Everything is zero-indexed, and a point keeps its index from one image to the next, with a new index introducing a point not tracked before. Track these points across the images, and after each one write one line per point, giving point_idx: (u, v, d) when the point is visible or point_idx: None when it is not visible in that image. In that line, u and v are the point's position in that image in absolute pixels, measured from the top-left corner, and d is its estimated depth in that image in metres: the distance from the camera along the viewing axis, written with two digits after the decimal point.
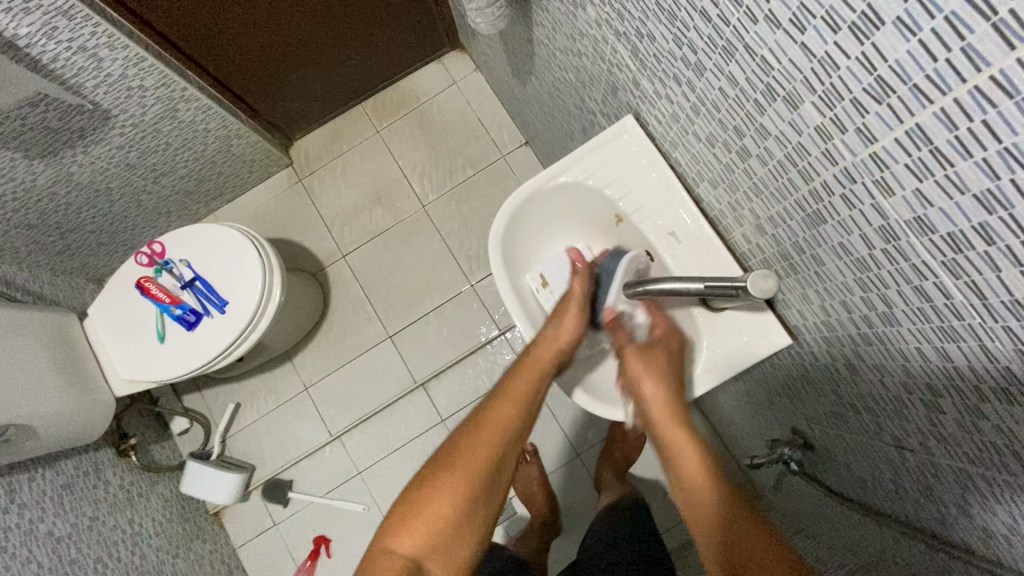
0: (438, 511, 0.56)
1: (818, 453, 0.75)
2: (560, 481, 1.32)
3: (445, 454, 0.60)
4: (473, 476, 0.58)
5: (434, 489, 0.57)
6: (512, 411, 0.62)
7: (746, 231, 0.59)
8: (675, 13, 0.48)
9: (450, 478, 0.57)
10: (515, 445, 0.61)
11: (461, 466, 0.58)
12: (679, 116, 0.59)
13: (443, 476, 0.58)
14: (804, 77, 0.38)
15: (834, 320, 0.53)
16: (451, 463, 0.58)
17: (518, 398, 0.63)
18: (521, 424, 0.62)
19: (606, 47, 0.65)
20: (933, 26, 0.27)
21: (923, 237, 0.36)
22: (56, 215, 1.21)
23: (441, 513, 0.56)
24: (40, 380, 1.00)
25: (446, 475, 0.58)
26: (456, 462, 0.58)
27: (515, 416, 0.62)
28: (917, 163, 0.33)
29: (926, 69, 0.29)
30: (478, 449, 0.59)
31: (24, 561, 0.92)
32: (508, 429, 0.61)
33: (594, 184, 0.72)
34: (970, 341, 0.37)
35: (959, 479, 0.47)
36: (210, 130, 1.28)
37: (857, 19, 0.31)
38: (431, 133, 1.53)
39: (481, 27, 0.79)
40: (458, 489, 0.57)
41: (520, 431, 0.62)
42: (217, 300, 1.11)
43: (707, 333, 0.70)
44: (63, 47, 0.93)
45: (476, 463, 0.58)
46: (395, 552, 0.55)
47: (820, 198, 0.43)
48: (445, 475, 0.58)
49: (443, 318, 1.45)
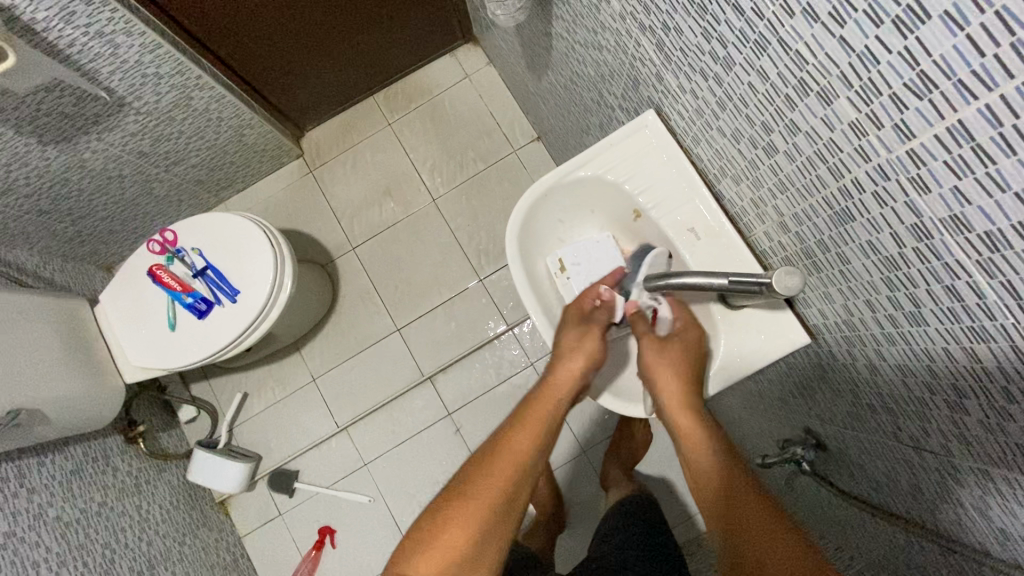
0: (453, 546, 0.56)
1: (831, 454, 0.75)
2: (566, 477, 1.32)
3: (461, 483, 0.59)
4: (490, 509, 0.57)
5: (452, 517, 0.57)
6: (530, 441, 0.61)
7: (769, 229, 0.59)
8: (705, 8, 0.48)
9: (468, 508, 0.57)
10: (536, 466, 0.61)
11: (477, 500, 0.57)
12: (702, 112, 0.58)
13: (458, 509, 0.57)
14: (840, 72, 0.37)
15: (857, 319, 0.52)
16: (466, 497, 0.58)
17: (540, 424, 0.63)
18: (540, 455, 0.62)
19: (628, 41, 0.65)
20: (981, 21, 0.27)
21: (958, 235, 0.35)
22: (67, 201, 1.21)
23: (456, 545, 0.56)
24: (52, 364, 1.00)
25: (462, 507, 0.57)
26: (471, 495, 0.58)
27: (533, 449, 0.61)
28: (956, 160, 0.32)
29: (972, 65, 0.29)
30: (494, 484, 0.58)
31: (33, 544, 0.92)
32: (527, 460, 0.60)
33: (614, 179, 0.72)
34: (1002, 342, 0.37)
35: (979, 481, 0.47)
36: (222, 119, 1.28)
37: (902, 12, 0.31)
38: (442, 126, 1.53)
39: (501, 20, 0.79)
40: (475, 523, 0.56)
41: (539, 460, 0.61)
42: (228, 289, 1.11)
43: (725, 332, 0.69)
44: (80, 32, 0.93)
45: (494, 494, 0.58)
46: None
47: (849, 195, 0.43)
48: (464, 502, 0.57)
49: (451, 312, 1.45)
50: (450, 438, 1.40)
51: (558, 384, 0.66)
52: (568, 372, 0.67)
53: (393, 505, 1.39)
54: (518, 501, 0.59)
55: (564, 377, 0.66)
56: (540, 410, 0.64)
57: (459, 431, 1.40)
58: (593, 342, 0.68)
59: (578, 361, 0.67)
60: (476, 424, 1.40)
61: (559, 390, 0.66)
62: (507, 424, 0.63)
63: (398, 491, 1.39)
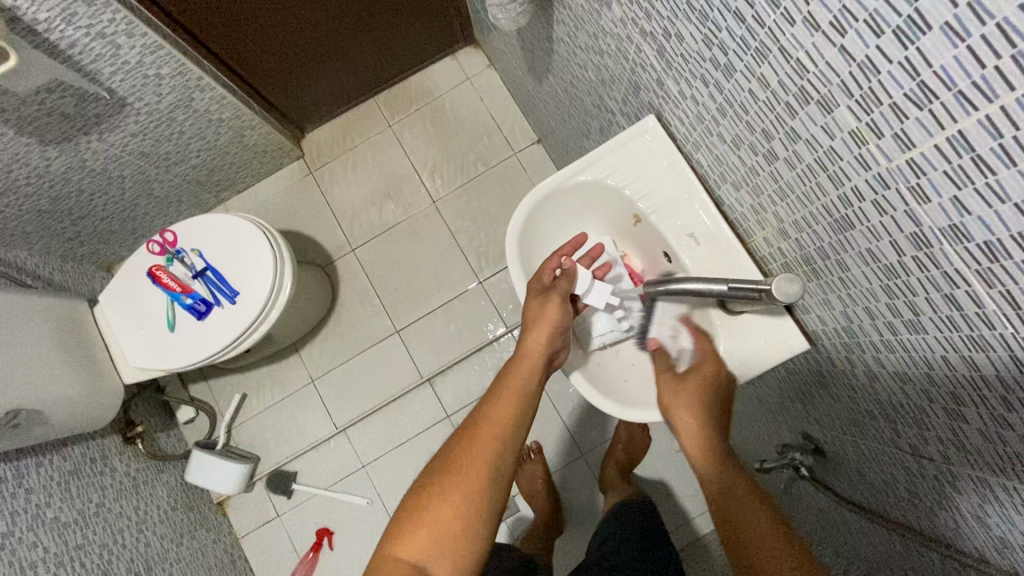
0: (439, 518, 0.56)
1: (829, 459, 0.75)
2: (564, 480, 1.32)
3: (441, 460, 0.60)
4: (473, 479, 0.58)
5: (436, 492, 0.57)
6: (505, 410, 0.63)
7: (769, 235, 0.59)
8: (706, 14, 0.48)
9: (452, 482, 0.58)
10: (515, 435, 0.62)
11: (458, 471, 0.58)
12: (702, 118, 0.58)
13: (442, 484, 0.58)
14: (841, 81, 0.38)
15: (856, 326, 0.52)
16: (448, 470, 0.59)
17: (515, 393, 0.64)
18: (516, 420, 0.63)
19: (629, 46, 0.65)
20: (982, 33, 0.27)
21: (958, 245, 0.35)
22: (67, 201, 1.21)
23: (443, 518, 0.56)
24: (51, 364, 1.00)
25: (445, 480, 0.58)
26: (452, 469, 0.59)
27: (509, 417, 0.62)
28: (956, 170, 0.33)
29: (973, 76, 0.29)
30: (474, 455, 0.59)
31: (31, 545, 0.92)
32: (502, 428, 0.62)
33: (613, 184, 0.72)
34: (1002, 352, 0.37)
35: (978, 489, 0.47)
36: (223, 120, 1.28)
37: (902, 23, 0.31)
38: (442, 128, 1.53)
39: (502, 24, 0.79)
40: (459, 494, 0.57)
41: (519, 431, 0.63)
42: (228, 290, 1.11)
43: (724, 337, 0.70)
44: (81, 33, 0.93)
45: (477, 464, 0.59)
46: (400, 559, 0.55)
47: (849, 203, 0.43)
48: (447, 476, 0.58)
49: (451, 314, 1.45)
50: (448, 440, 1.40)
51: (527, 354, 0.68)
52: (535, 342, 0.69)
53: (391, 507, 1.39)
54: (502, 470, 0.60)
55: (532, 347, 0.68)
56: (511, 380, 0.66)
57: None
58: (553, 309, 0.70)
59: (543, 328, 0.69)
60: None
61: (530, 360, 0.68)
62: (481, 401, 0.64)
63: (397, 493, 1.39)
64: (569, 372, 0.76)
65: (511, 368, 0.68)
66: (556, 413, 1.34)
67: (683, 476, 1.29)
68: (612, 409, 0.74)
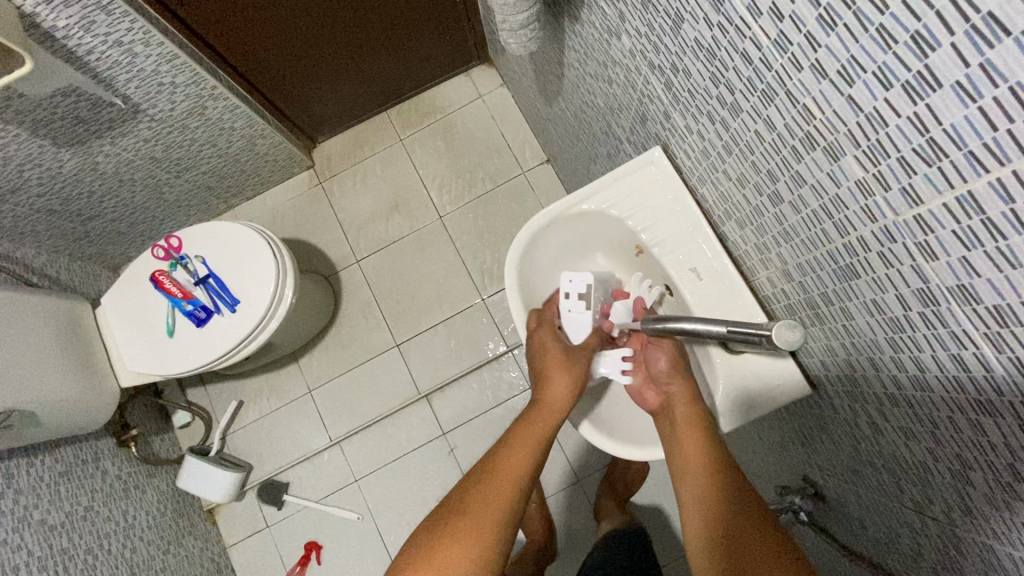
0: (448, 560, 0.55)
1: (830, 506, 0.73)
2: (558, 506, 1.29)
3: (455, 505, 0.59)
4: (485, 523, 0.57)
5: (448, 533, 0.57)
6: (524, 458, 0.62)
7: (772, 275, 0.57)
8: (713, 52, 0.47)
9: (464, 523, 0.57)
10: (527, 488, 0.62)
11: (472, 516, 0.58)
12: (708, 153, 0.57)
13: (456, 523, 0.58)
14: (848, 130, 0.36)
15: (860, 376, 0.51)
16: (463, 511, 0.58)
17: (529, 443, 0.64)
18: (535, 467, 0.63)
19: (637, 77, 0.65)
20: (994, 95, 0.26)
21: (967, 305, 0.34)
22: (78, 202, 1.24)
23: (453, 567, 0.55)
24: (51, 364, 1.01)
25: (460, 522, 0.58)
26: (468, 511, 0.58)
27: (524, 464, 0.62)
28: (966, 231, 0.31)
29: (984, 137, 0.27)
30: (490, 503, 0.59)
31: (14, 548, 0.93)
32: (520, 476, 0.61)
33: (617, 214, 0.71)
34: (1010, 420, 0.35)
35: (984, 556, 0.45)
36: (235, 129, 1.29)
37: (912, 78, 0.30)
38: (453, 145, 1.54)
39: (513, 48, 0.79)
40: (473, 538, 0.57)
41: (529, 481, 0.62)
42: (229, 298, 1.10)
43: (724, 375, 0.67)
44: (99, 40, 0.94)
45: (491, 509, 0.59)
46: None
47: (855, 252, 0.42)
48: (459, 518, 0.58)
49: (451, 331, 1.44)
50: (442, 458, 1.38)
51: (547, 408, 0.67)
52: (556, 393, 0.68)
53: (381, 524, 1.37)
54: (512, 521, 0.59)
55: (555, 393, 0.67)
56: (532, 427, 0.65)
57: (453, 452, 1.38)
58: (560, 345, 0.71)
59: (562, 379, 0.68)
60: (471, 446, 1.38)
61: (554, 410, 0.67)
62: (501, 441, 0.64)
63: (387, 510, 1.38)
64: (589, 435, 0.72)
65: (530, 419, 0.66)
66: None
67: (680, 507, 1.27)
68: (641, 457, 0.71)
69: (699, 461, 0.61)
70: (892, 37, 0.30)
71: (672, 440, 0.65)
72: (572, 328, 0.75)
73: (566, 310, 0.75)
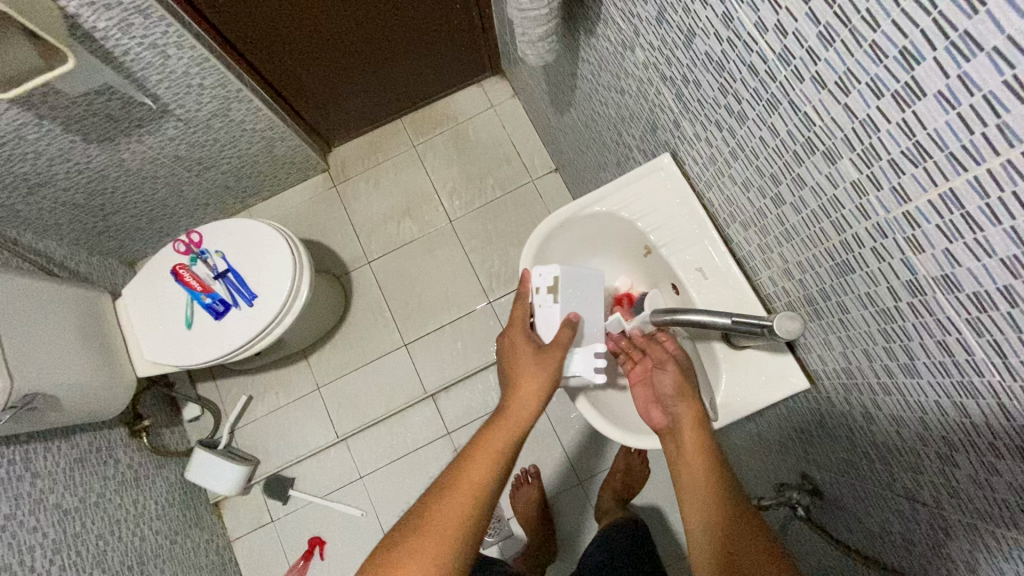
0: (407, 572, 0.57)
1: (827, 501, 0.76)
2: (560, 505, 1.32)
3: (417, 517, 0.61)
4: (445, 537, 0.59)
5: (408, 547, 0.59)
6: (487, 468, 0.64)
7: (773, 274, 0.61)
8: (723, 65, 0.51)
9: (423, 537, 0.59)
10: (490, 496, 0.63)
11: (433, 529, 0.60)
12: (715, 159, 0.62)
13: (415, 536, 0.59)
14: (844, 135, 0.40)
15: (855, 368, 0.54)
16: (423, 524, 0.60)
17: (493, 451, 0.65)
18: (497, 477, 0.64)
19: (650, 88, 0.69)
20: (971, 102, 0.30)
21: (950, 294, 0.38)
22: (102, 198, 1.28)
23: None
24: (74, 351, 1.04)
25: (420, 536, 0.59)
26: (428, 524, 0.60)
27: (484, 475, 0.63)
28: (948, 225, 0.35)
29: (962, 140, 0.31)
30: (450, 515, 0.60)
31: (31, 529, 0.96)
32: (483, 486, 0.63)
33: (628, 216, 0.74)
34: (989, 399, 0.39)
35: (969, 536, 0.48)
36: (256, 131, 1.33)
37: (900, 88, 0.34)
38: (464, 152, 1.58)
39: (530, 59, 0.83)
40: (433, 550, 0.58)
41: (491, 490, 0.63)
42: (246, 293, 1.14)
43: (726, 370, 0.70)
44: (135, 43, 0.98)
45: (450, 522, 0.60)
46: None
47: (850, 248, 0.46)
48: (420, 531, 0.60)
49: (459, 332, 1.47)
50: (446, 457, 1.41)
51: (514, 413, 0.68)
52: (522, 398, 0.69)
53: (385, 521, 1.39)
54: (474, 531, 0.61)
55: (521, 394, 0.69)
56: (499, 432, 0.66)
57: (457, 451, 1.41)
58: (529, 344, 0.72)
59: (527, 381, 0.69)
60: None
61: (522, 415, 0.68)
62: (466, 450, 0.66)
63: (391, 507, 1.40)
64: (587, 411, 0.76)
65: (497, 425, 0.68)
66: (557, 437, 1.35)
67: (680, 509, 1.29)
68: (633, 443, 0.74)
69: (704, 490, 0.62)
70: (883, 52, 0.34)
71: (677, 464, 0.66)
72: (542, 322, 0.75)
73: (538, 303, 0.75)
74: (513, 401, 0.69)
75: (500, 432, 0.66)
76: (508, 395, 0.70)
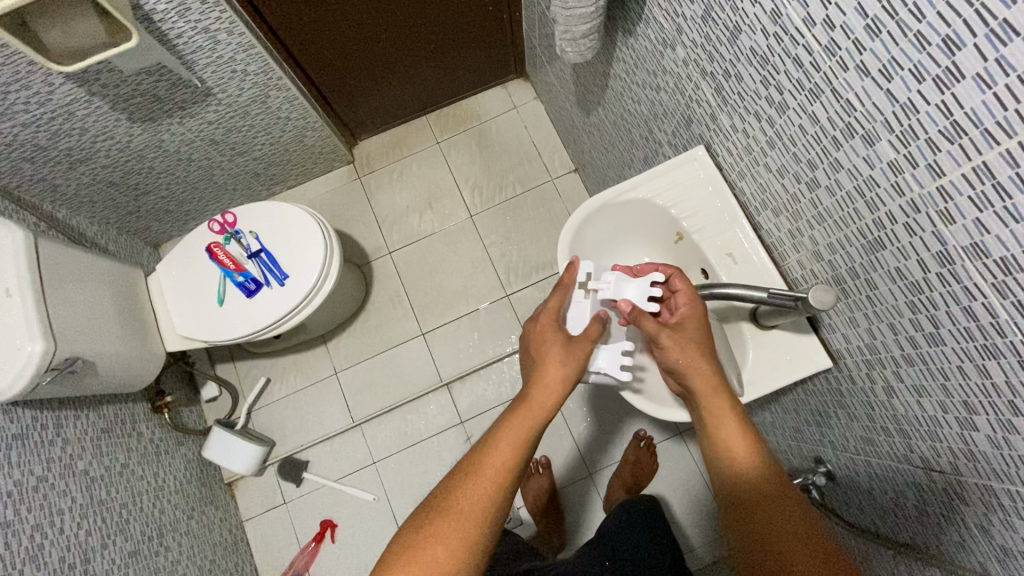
0: (430, 556, 0.57)
1: (840, 483, 0.80)
2: (571, 495, 1.35)
3: (440, 500, 0.61)
4: (469, 523, 0.59)
5: (431, 530, 0.59)
6: (510, 455, 0.63)
7: (802, 258, 0.65)
8: (767, 58, 0.56)
9: (446, 522, 0.59)
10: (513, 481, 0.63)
11: (456, 514, 0.59)
12: (751, 149, 0.66)
13: (438, 521, 0.59)
14: (884, 119, 0.45)
15: (878, 343, 0.59)
16: (446, 509, 0.60)
17: (515, 438, 0.64)
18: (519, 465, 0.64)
19: (688, 84, 0.74)
20: (1006, 82, 0.35)
21: (978, 260, 0.42)
22: (136, 178, 1.32)
23: (435, 561, 0.57)
24: (110, 320, 1.07)
25: (442, 521, 0.59)
26: (450, 508, 0.60)
27: (506, 460, 0.63)
28: (980, 196, 0.40)
29: (996, 116, 0.36)
30: (472, 501, 0.60)
31: (60, 492, 0.97)
32: (505, 472, 0.62)
33: (662, 203, 0.79)
34: (1011, 358, 0.43)
35: (984, 497, 0.52)
36: (290, 119, 1.38)
37: (941, 72, 0.39)
38: (487, 150, 1.63)
39: (570, 56, 0.88)
40: (456, 535, 0.58)
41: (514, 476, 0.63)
42: (278, 273, 1.18)
43: (753, 350, 0.74)
44: (190, 27, 1.03)
45: (473, 508, 0.60)
46: None
47: (882, 226, 0.50)
48: (444, 515, 0.59)
49: (476, 323, 1.51)
50: (459, 446, 1.43)
51: (537, 400, 0.67)
52: (547, 386, 0.68)
53: (396, 506, 1.41)
54: (497, 516, 0.61)
55: (547, 382, 0.68)
56: (519, 421, 0.65)
57: (470, 440, 1.43)
58: (558, 333, 0.72)
59: (552, 369, 0.69)
60: None
61: (542, 405, 0.67)
62: (488, 435, 0.65)
63: (403, 492, 1.42)
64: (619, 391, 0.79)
65: (520, 411, 0.67)
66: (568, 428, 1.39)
67: (688, 503, 1.32)
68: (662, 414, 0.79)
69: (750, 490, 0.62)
70: (927, 41, 0.39)
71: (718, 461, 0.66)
72: (573, 318, 0.76)
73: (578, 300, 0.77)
74: (536, 390, 0.68)
75: (522, 418, 0.65)
76: (532, 381, 0.69)
